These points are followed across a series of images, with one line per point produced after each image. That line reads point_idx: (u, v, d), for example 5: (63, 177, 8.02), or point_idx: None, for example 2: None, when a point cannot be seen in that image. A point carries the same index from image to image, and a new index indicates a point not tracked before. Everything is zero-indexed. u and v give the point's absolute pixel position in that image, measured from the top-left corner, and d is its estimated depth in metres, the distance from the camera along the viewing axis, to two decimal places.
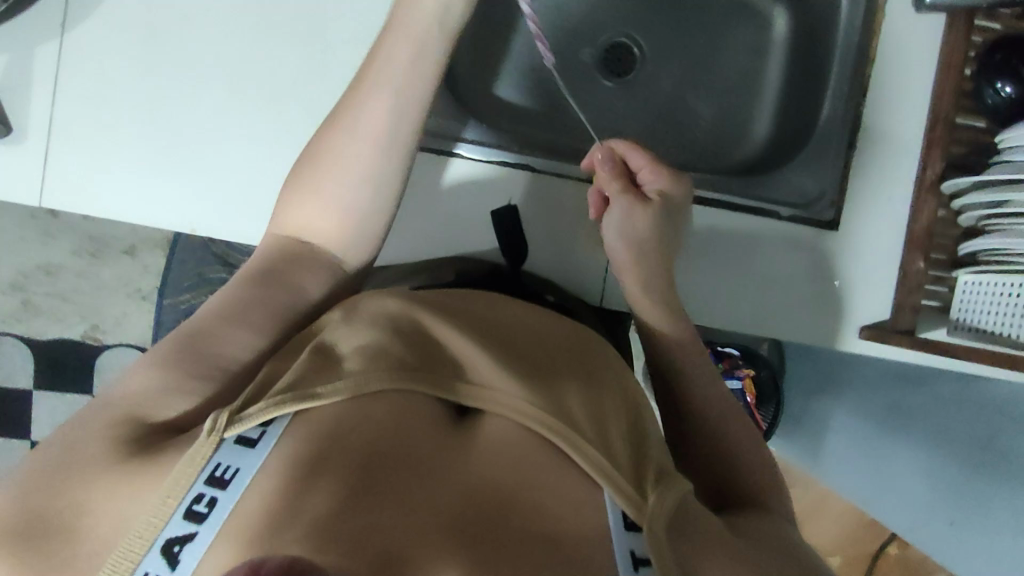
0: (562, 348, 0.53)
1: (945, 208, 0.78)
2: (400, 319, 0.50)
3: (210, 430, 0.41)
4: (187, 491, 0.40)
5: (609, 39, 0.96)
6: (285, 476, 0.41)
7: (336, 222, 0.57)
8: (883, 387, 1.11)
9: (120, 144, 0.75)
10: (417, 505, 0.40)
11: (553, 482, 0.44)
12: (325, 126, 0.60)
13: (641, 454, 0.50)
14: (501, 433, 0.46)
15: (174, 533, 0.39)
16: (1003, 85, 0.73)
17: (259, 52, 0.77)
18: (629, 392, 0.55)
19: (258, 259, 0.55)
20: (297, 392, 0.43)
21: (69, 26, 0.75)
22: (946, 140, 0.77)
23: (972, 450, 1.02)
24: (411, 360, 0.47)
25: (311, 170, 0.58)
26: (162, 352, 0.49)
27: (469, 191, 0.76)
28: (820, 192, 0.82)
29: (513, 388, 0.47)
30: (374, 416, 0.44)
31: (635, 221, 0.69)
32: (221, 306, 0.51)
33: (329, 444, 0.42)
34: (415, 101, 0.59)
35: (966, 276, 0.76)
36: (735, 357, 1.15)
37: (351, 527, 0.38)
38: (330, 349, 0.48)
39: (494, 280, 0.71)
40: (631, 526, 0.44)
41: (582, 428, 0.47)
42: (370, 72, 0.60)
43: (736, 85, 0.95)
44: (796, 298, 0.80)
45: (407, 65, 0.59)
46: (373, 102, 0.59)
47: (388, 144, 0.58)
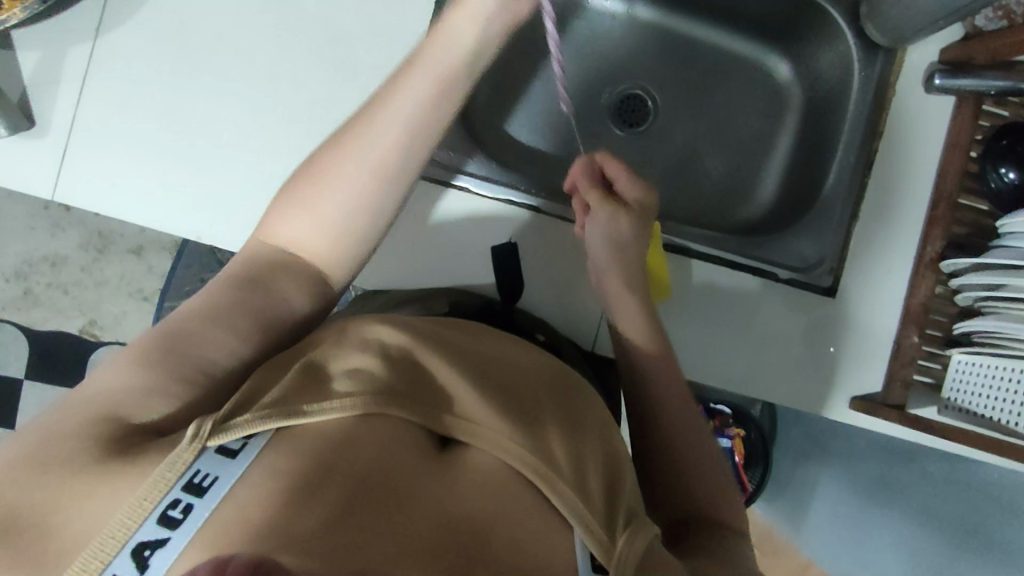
0: (546, 388, 0.54)
1: (943, 285, 0.79)
2: (389, 344, 0.50)
3: (194, 436, 0.41)
4: (164, 495, 0.39)
5: (626, 89, 0.97)
6: (267, 491, 0.40)
7: (328, 245, 0.57)
8: (871, 458, 1.10)
9: (138, 146, 0.77)
10: (395, 532, 0.40)
11: (526, 520, 0.44)
12: (328, 146, 0.60)
13: (616, 491, 0.50)
14: (483, 467, 0.46)
15: (147, 536, 0.38)
16: (1007, 170, 0.75)
17: (285, 71, 0.79)
18: (608, 433, 0.54)
19: (237, 266, 0.55)
20: (282, 409, 0.43)
21: (104, 29, 0.77)
22: (948, 221, 0.79)
23: (958, 531, 1.02)
24: (396, 385, 0.47)
25: (307, 185, 0.58)
26: (140, 350, 0.48)
27: (474, 226, 0.78)
28: (819, 257, 0.81)
29: (498, 423, 0.47)
30: (356, 437, 0.44)
31: (619, 227, 0.70)
32: (203, 309, 0.51)
33: (315, 469, 0.42)
34: (424, 147, 0.60)
35: (960, 355, 0.75)
36: (726, 416, 1.14)
37: (330, 546, 0.37)
38: (318, 368, 0.48)
39: (481, 313, 0.72)
40: (597, 568, 0.45)
41: (562, 468, 0.47)
42: (390, 107, 0.59)
43: (747, 145, 0.96)
44: (789, 360, 0.80)
45: (429, 108, 0.60)
46: (387, 132, 0.59)
47: (392, 178, 0.59)
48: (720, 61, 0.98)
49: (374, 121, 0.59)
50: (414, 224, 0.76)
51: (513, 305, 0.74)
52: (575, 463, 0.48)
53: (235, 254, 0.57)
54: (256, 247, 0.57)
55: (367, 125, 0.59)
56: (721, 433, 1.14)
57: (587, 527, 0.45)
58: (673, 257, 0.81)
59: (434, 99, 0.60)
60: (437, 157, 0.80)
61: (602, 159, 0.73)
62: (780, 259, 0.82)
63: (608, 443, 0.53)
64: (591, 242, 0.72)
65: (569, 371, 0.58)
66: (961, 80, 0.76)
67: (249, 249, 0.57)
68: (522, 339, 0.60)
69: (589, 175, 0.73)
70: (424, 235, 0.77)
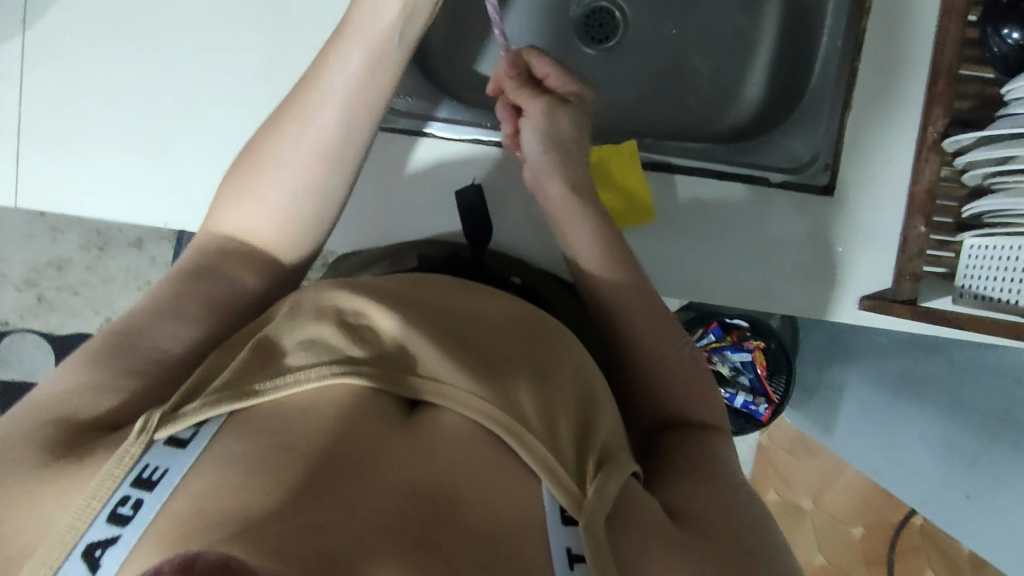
0: (514, 337, 0.52)
1: (949, 167, 0.73)
2: (344, 310, 0.49)
3: (141, 429, 0.41)
4: (112, 492, 0.39)
5: (591, 3, 0.90)
6: (221, 475, 0.39)
7: (276, 227, 0.57)
8: (895, 353, 1.06)
9: (89, 139, 0.75)
10: (356, 506, 0.38)
11: (495, 478, 0.42)
12: (265, 130, 0.59)
13: (590, 439, 0.49)
14: (448, 427, 0.44)
15: (97, 536, 0.37)
16: (1010, 31, 0.67)
17: (226, 36, 0.75)
18: (585, 378, 0.53)
19: (187, 258, 0.55)
20: (235, 390, 0.43)
21: (29, 20, 0.73)
22: (949, 96, 0.72)
23: (990, 418, 0.97)
24: (355, 353, 0.46)
25: (249, 172, 0.58)
26: (91, 353, 0.48)
27: (435, 172, 0.75)
28: (813, 154, 0.77)
29: (462, 380, 0.45)
30: (311, 410, 0.43)
31: (555, 123, 0.68)
32: (149, 302, 0.51)
33: (272, 450, 0.41)
34: (365, 127, 0.60)
35: (971, 240, 0.71)
36: (743, 329, 1.13)
37: (285, 526, 0.35)
38: (272, 343, 0.46)
39: (449, 263, 0.69)
40: (569, 521, 0.42)
41: (530, 420, 0.45)
42: (325, 83, 0.59)
43: (729, 44, 0.89)
44: (788, 268, 0.76)
45: (361, 76, 0.59)
46: (321, 114, 0.58)
47: (334, 158, 0.58)
48: None
49: (310, 99, 0.58)
50: (380, 176, 0.74)
51: (483, 249, 0.72)
52: (545, 416, 0.47)
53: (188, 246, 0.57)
54: (201, 239, 0.56)
55: (305, 101, 0.59)
56: (740, 347, 1.14)
57: (558, 483, 0.43)
58: (653, 175, 0.77)
59: (369, 73, 0.59)
60: (395, 105, 0.76)
61: (530, 52, 0.70)
62: (771, 162, 0.78)
63: (583, 391, 0.52)
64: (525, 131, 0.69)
65: (541, 314, 0.57)
66: None
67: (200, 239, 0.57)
68: (491, 288, 0.59)
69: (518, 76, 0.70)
70: (388, 187, 0.74)
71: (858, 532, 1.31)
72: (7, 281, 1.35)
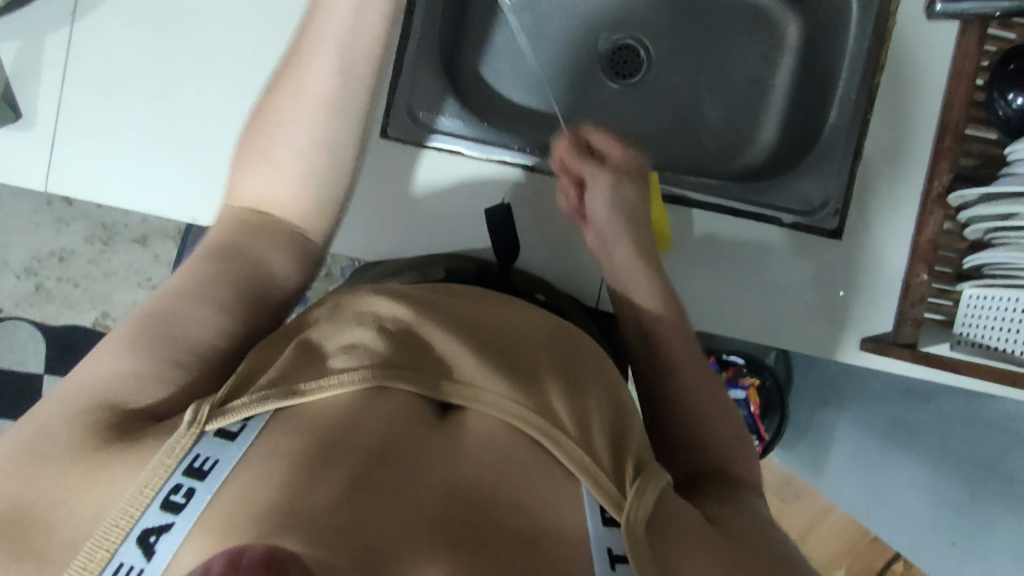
0: (547, 348, 0.55)
1: (952, 220, 0.77)
2: (386, 318, 0.52)
3: (192, 421, 0.43)
4: (165, 481, 0.41)
5: (617, 40, 0.94)
6: (268, 468, 0.42)
7: (289, 192, 0.59)
8: (887, 399, 1.09)
9: (124, 132, 0.76)
10: (402, 504, 0.41)
11: (531, 483, 0.45)
12: (273, 94, 0.62)
13: (626, 441, 0.51)
14: (485, 431, 0.47)
15: (151, 523, 0.40)
16: (1015, 95, 0.71)
17: (266, 41, 0.78)
18: (614, 391, 0.55)
19: (216, 238, 0.56)
20: (280, 388, 0.46)
21: (79, 14, 0.76)
22: (955, 152, 0.76)
23: (976, 469, 0.99)
24: (394, 357, 0.49)
25: (261, 142, 0.60)
26: (128, 334, 0.49)
27: (463, 189, 0.77)
28: (824, 199, 0.80)
29: (497, 387, 0.48)
30: (353, 411, 0.46)
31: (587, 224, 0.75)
32: (181, 286, 0.52)
33: (321, 447, 0.43)
34: (362, 70, 0.62)
35: (971, 290, 0.73)
36: (739, 366, 1.15)
37: (335, 521, 0.39)
38: (315, 347, 0.50)
39: (479, 276, 0.72)
40: (609, 522, 0.45)
41: (565, 426, 0.48)
42: (314, 34, 0.62)
43: (747, 89, 0.93)
44: (795, 308, 0.79)
45: (350, 21, 0.61)
46: (317, 66, 0.60)
47: (336, 106, 0.60)
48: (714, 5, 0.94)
49: (301, 58, 0.61)
50: (409, 190, 0.77)
51: (511, 267, 0.74)
52: (579, 422, 0.49)
53: (214, 222, 0.59)
54: (227, 212, 0.59)
55: (296, 63, 0.62)
56: (735, 384, 1.14)
57: (595, 483, 0.46)
58: (671, 207, 0.80)
59: (357, 14, 0.61)
60: (423, 119, 0.78)
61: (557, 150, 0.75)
62: (784, 204, 0.81)
63: (612, 399, 0.54)
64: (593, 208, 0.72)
65: (570, 325, 0.60)
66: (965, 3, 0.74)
67: (226, 217, 0.59)
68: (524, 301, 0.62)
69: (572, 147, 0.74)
70: (417, 202, 0.77)
71: None
72: (7, 268, 1.35)
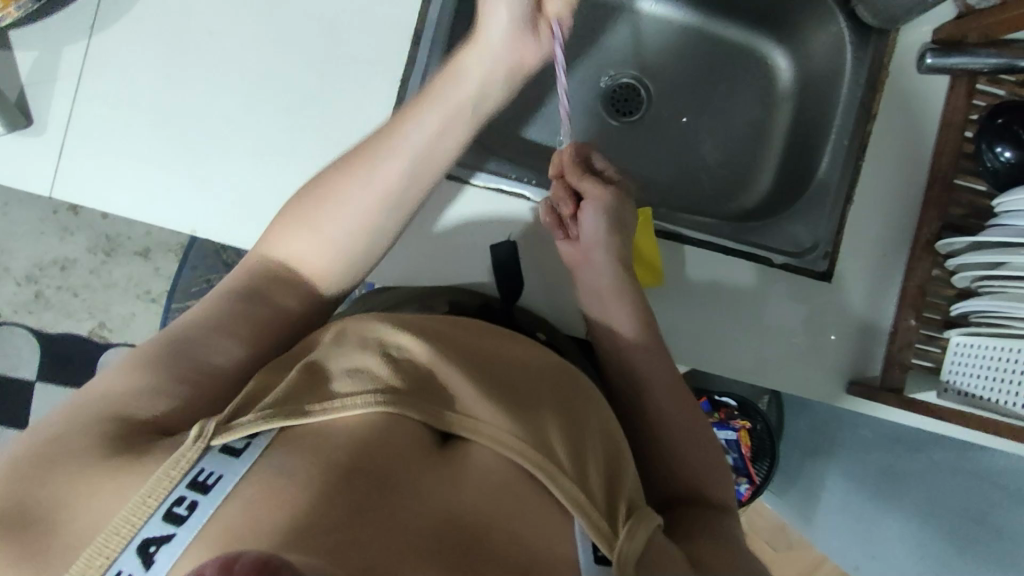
0: (546, 384, 0.56)
1: (940, 268, 0.78)
2: (388, 342, 0.52)
3: (198, 435, 0.43)
4: (169, 493, 0.41)
5: (618, 79, 0.96)
6: (272, 486, 0.42)
7: (326, 262, 0.60)
8: (878, 449, 1.08)
9: (132, 141, 0.78)
10: (400, 526, 0.42)
11: (526, 517, 0.46)
12: (336, 168, 0.62)
13: (619, 486, 0.52)
14: (482, 463, 0.48)
15: (152, 533, 0.40)
16: (1003, 149, 0.72)
17: (276, 62, 0.80)
18: (610, 435, 0.56)
19: (242, 279, 0.59)
20: (286, 408, 0.46)
21: (97, 29, 0.79)
22: (944, 202, 0.78)
23: (966, 522, 0.98)
24: (399, 385, 0.49)
25: (315, 207, 0.61)
26: (144, 355, 0.52)
27: (455, 219, 0.78)
28: (814, 242, 0.81)
29: (499, 420, 0.49)
30: (353, 434, 0.46)
31: (614, 210, 0.73)
32: (205, 317, 0.55)
33: (322, 468, 0.44)
34: (425, 181, 0.64)
35: (957, 337, 0.74)
36: (731, 408, 1.15)
37: (326, 542, 0.39)
38: (320, 369, 0.50)
39: (481, 311, 0.72)
40: (601, 559, 0.46)
41: (563, 464, 0.49)
42: (399, 129, 0.63)
43: (743, 131, 0.95)
44: (789, 351, 0.79)
45: (433, 134, 0.63)
46: (393, 150, 0.62)
47: (393, 203, 0.62)
48: (714, 51, 0.97)
49: (387, 142, 0.62)
50: None
51: (512, 303, 0.76)
52: (576, 461, 0.50)
53: (239, 263, 0.61)
54: (257, 262, 0.60)
55: (381, 147, 0.62)
56: (726, 426, 1.15)
57: (589, 520, 0.47)
58: (665, 243, 0.81)
59: (439, 129, 0.64)
60: None
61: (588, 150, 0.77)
62: (775, 245, 0.83)
63: (607, 440, 0.56)
64: (592, 272, 0.73)
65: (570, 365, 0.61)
66: (954, 58, 0.76)
67: (251, 262, 0.60)
68: (520, 334, 0.63)
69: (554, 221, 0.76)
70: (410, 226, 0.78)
71: None
72: (8, 274, 1.36)
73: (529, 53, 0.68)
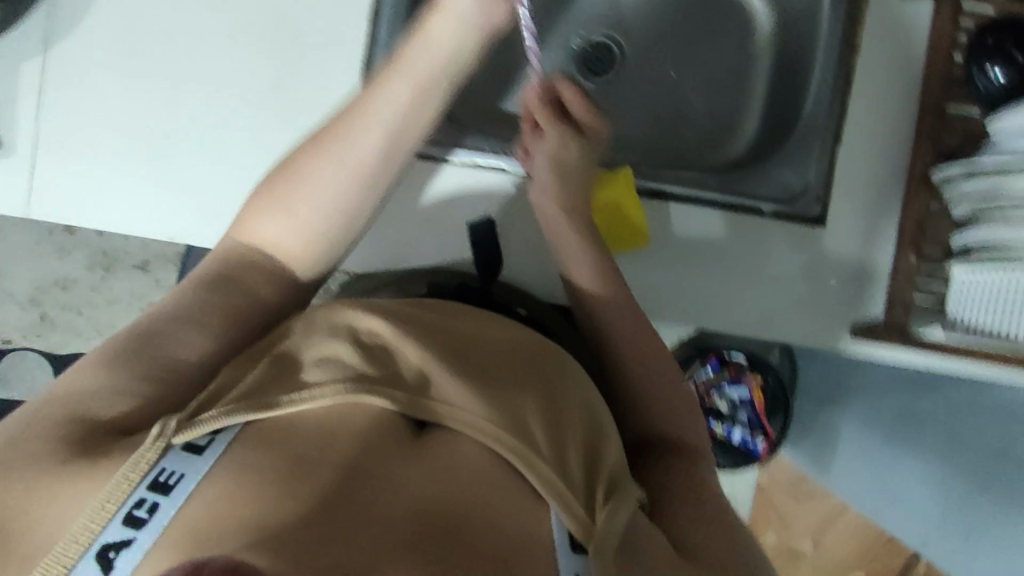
0: (522, 363, 0.56)
1: (936, 201, 0.75)
2: (360, 329, 0.52)
3: (159, 434, 0.44)
4: (128, 495, 0.42)
5: (592, 39, 0.94)
6: (234, 484, 0.43)
7: (299, 244, 0.60)
8: (894, 392, 1.06)
9: (102, 154, 0.77)
10: (374, 521, 0.41)
11: (505, 503, 0.45)
12: (305, 151, 0.62)
13: (598, 464, 0.53)
14: (459, 449, 0.47)
15: (112, 538, 0.41)
16: (994, 68, 0.69)
17: (235, 55, 0.78)
18: (591, 412, 0.57)
19: (214, 265, 0.58)
20: (251, 401, 0.46)
21: (52, 43, 0.77)
22: (934, 133, 0.75)
23: (986, 461, 0.93)
24: (370, 372, 0.49)
25: (288, 189, 0.61)
26: (112, 354, 0.52)
27: (435, 200, 0.77)
28: (804, 186, 0.78)
29: (470, 402, 0.49)
30: (324, 428, 0.46)
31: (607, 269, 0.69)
32: (174, 309, 0.55)
33: (287, 464, 0.44)
34: (399, 157, 0.63)
35: (960, 271, 0.70)
36: (741, 365, 1.12)
37: (298, 545, 0.39)
38: (288, 361, 0.51)
39: (459, 293, 0.73)
40: (577, 548, 0.46)
41: (540, 447, 0.49)
42: (371, 111, 0.62)
43: (724, 79, 0.92)
44: (786, 302, 0.78)
45: (406, 110, 0.62)
46: (365, 137, 0.61)
47: (365, 181, 0.62)
48: None
49: (352, 129, 0.61)
50: None
51: (494, 281, 0.75)
52: (555, 445, 0.50)
53: (211, 249, 0.61)
54: (230, 246, 0.60)
55: (345, 134, 0.62)
56: (738, 383, 1.13)
57: (566, 506, 0.46)
58: (650, 203, 0.79)
59: (414, 103, 0.62)
60: None
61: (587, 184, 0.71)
62: (764, 193, 0.80)
63: (588, 419, 0.56)
64: (535, 164, 0.70)
65: (551, 344, 0.61)
66: None
67: (223, 248, 0.60)
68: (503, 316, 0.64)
69: (545, 103, 0.68)
70: (391, 212, 0.76)
71: None
72: (12, 298, 1.36)
73: (502, 14, 0.65)
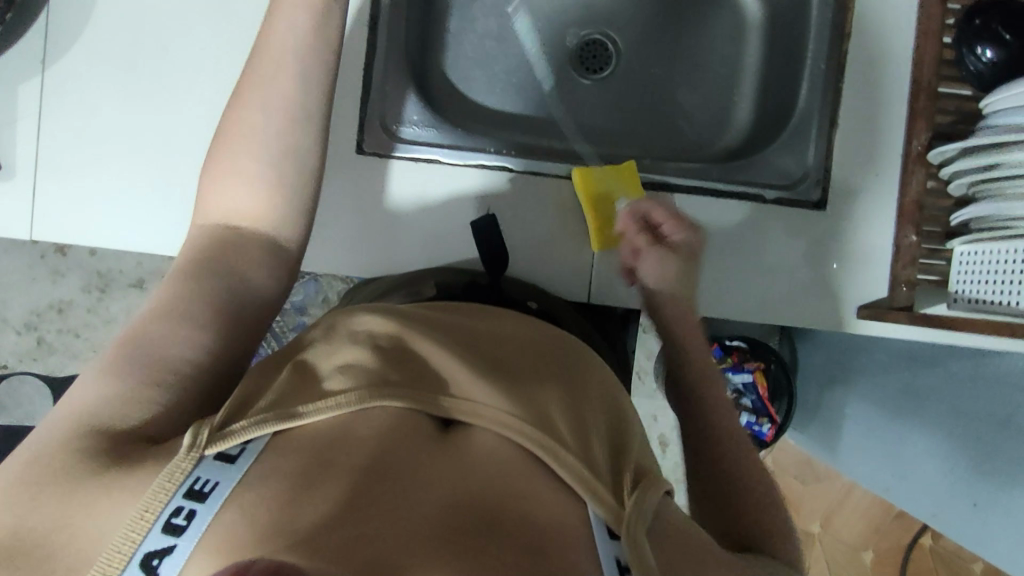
0: (534, 360, 0.57)
1: (934, 179, 0.77)
2: (378, 335, 0.53)
3: (191, 445, 0.43)
4: (165, 504, 0.41)
5: (583, 36, 0.94)
6: (268, 487, 0.42)
7: (261, 210, 0.61)
8: (895, 367, 1.08)
9: (105, 171, 0.77)
10: (409, 517, 0.40)
11: (537, 496, 0.45)
12: (232, 103, 0.64)
13: (620, 457, 0.53)
14: (485, 445, 0.47)
15: (153, 546, 0.39)
16: (983, 50, 0.70)
17: (231, 63, 0.78)
18: (612, 403, 0.59)
19: (191, 255, 0.58)
20: (280, 410, 0.46)
21: (48, 62, 0.77)
22: (931, 111, 0.76)
23: (987, 428, 0.96)
24: (392, 376, 0.50)
25: (229, 154, 0.62)
26: (112, 359, 0.50)
27: (433, 198, 0.80)
28: (804, 172, 0.81)
29: (497, 402, 0.49)
30: (352, 428, 0.46)
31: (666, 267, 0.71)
32: (164, 307, 0.53)
33: (318, 465, 0.44)
34: (321, 78, 0.65)
35: (960, 246, 0.73)
36: (742, 350, 1.14)
37: (338, 540, 0.37)
38: (309, 368, 0.50)
39: (469, 290, 0.75)
40: (612, 535, 0.45)
41: (565, 438, 0.49)
42: (272, 41, 0.65)
43: (717, 71, 0.93)
44: (793, 287, 0.79)
45: (308, 29, 0.65)
46: (282, 73, 0.63)
47: (300, 116, 0.63)
48: None
49: (269, 59, 0.64)
50: (375, 203, 0.79)
51: (500, 275, 0.77)
52: (577, 435, 0.51)
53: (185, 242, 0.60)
54: (200, 233, 0.60)
55: (259, 67, 0.64)
56: (742, 369, 1.14)
57: (597, 498, 0.46)
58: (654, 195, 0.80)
59: (312, 27, 0.66)
60: (398, 133, 0.82)
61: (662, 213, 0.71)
62: (763, 179, 0.82)
63: (609, 421, 0.57)
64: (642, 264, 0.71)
65: (566, 339, 0.63)
66: None
67: (197, 238, 0.59)
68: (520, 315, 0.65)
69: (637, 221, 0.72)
70: (382, 210, 0.79)
71: (869, 554, 1.38)
72: (8, 324, 1.35)
73: None
